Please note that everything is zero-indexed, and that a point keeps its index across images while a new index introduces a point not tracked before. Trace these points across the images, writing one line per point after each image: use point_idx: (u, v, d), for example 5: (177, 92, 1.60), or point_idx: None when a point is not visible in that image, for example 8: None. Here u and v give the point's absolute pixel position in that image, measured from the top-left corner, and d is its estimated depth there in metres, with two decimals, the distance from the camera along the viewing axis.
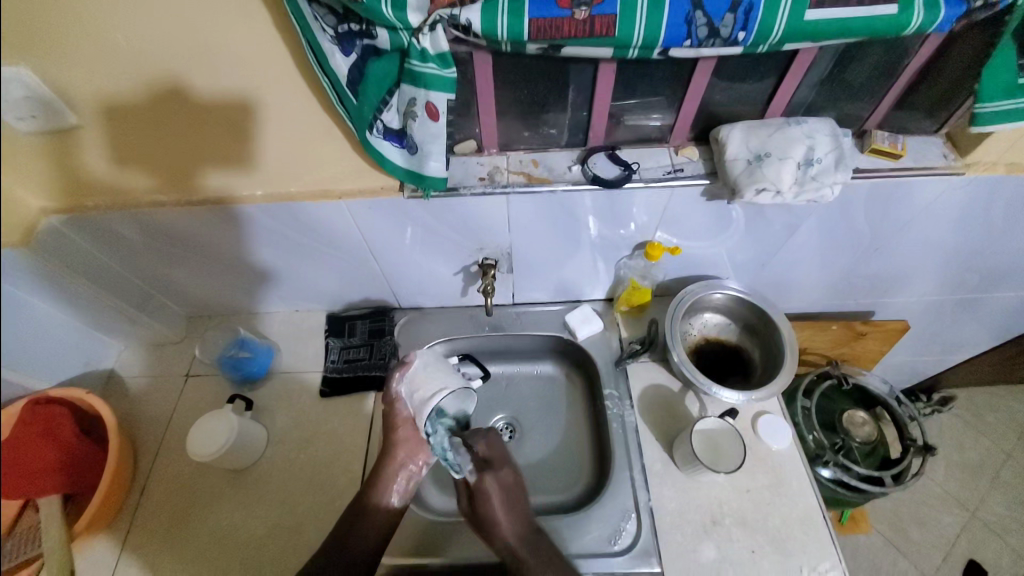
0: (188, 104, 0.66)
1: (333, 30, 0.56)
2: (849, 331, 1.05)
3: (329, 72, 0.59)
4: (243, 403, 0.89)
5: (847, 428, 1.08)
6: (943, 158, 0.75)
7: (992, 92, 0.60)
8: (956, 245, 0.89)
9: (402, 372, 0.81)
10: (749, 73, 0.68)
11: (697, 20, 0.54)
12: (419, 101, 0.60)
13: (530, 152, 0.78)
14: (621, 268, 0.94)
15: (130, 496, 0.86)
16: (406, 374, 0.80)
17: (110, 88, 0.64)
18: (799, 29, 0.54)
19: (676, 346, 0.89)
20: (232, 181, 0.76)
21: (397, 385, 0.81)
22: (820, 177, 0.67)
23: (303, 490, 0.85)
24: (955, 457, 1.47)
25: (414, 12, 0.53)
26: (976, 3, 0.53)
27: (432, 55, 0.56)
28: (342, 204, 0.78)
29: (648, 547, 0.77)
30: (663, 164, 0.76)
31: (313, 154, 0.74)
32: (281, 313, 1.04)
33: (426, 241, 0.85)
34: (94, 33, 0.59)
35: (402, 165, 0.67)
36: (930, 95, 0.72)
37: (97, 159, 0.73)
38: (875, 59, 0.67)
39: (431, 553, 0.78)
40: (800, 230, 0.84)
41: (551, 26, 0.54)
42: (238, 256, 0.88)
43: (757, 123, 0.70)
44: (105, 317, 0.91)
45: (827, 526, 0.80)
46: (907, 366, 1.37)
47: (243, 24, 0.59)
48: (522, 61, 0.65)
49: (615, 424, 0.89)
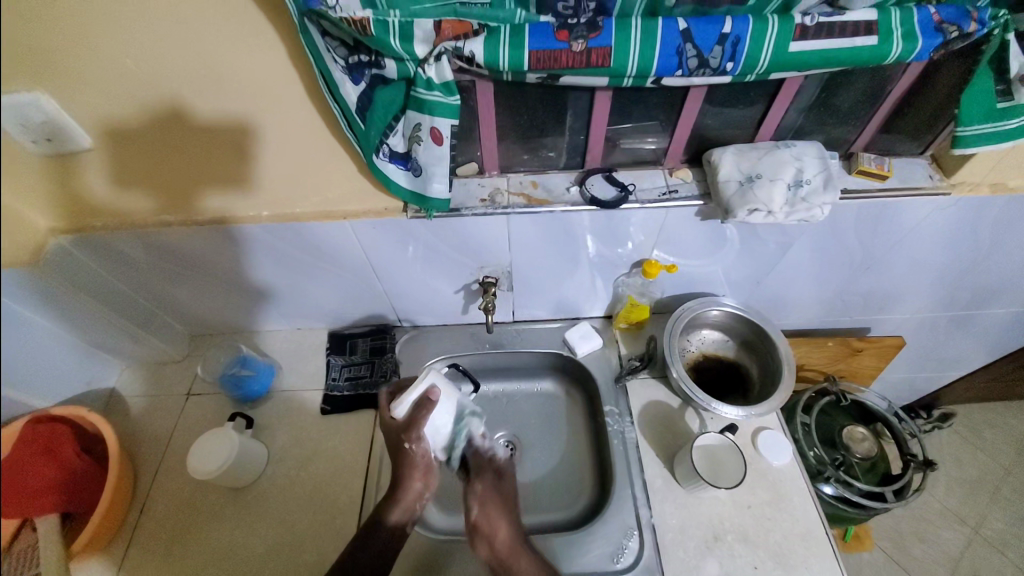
0: (198, 130, 0.69)
1: (344, 61, 0.59)
2: (846, 348, 1.07)
3: (339, 99, 0.61)
4: (244, 421, 0.90)
5: (847, 444, 1.07)
6: (928, 179, 0.77)
7: (970, 117, 0.63)
8: (947, 262, 0.91)
9: (426, 411, 0.74)
10: (739, 99, 0.71)
11: (688, 51, 0.57)
12: (424, 126, 0.62)
13: (529, 173, 0.80)
14: (618, 285, 0.96)
15: (129, 514, 0.86)
16: (430, 414, 0.74)
17: (124, 115, 0.66)
18: (783, 60, 0.57)
19: (675, 362, 0.91)
20: (238, 202, 0.79)
21: (421, 427, 0.74)
22: (810, 197, 0.70)
23: (303, 508, 0.85)
24: (954, 473, 1.48)
25: (420, 43, 0.56)
26: (951, 34, 0.56)
27: (437, 83, 0.59)
28: (346, 224, 0.80)
29: (651, 564, 0.78)
30: (658, 185, 0.78)
31: (319, 176, 0.76)
32: (283, 330, 1.06)
33: (429, 259, 0.87)
34: (110, 63, 0.61)
35: (406, 186, 0.70)
36: (914, 119, 0.75)
37: (105, 182, 0.75)
38: (862, 85, 0.69)
39: (431, 572, 0.78)
40: (794, 248, 0.86)
41: (550, 57, 0.57)
42: (242, 275, 0.90)
43: (748, 146, 0.73)
44: (107, 336, 0.92)
45: (829, 542, 0.80)
46: (903, 382, 1.38)
47: (254, 54, 0.62)
48: (522, 90, 0.68)
49: (615, 440, 0.90)
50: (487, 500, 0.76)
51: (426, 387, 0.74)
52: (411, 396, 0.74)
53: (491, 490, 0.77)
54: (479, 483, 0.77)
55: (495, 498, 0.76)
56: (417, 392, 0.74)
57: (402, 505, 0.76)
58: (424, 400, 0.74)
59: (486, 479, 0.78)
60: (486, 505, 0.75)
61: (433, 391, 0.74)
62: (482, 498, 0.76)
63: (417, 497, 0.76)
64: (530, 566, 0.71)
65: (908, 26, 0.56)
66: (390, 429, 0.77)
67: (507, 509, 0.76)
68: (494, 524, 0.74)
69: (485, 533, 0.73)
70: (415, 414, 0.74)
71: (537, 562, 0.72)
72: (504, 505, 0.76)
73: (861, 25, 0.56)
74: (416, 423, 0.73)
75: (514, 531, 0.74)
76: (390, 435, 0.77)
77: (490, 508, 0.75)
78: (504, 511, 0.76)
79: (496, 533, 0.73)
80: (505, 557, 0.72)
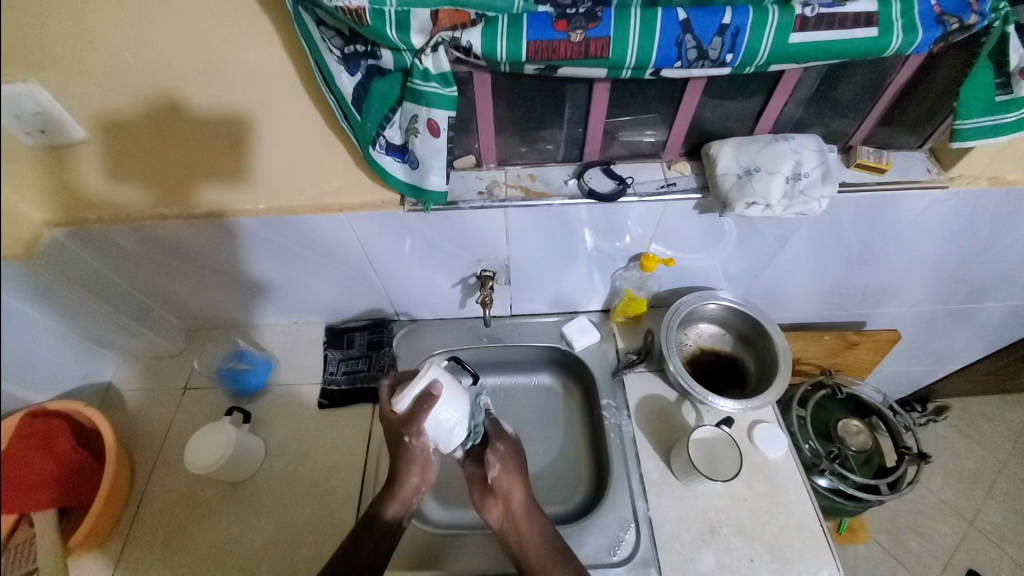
0: (193, 122, 0.68)
1: (340, 51, 0.58)
2: (842, 342, 1.07)
3: (334, 90, 0.60)
4: (241, 415, 0.89)
5: (842, 436, 1.09)
6: (926, 172, 0.77)
7: (970, 109, 0.63)
8: (944, 255, 0.91)
9: (427, 407, 0.73)
10: (738, 92, 0.70)
11: (687, 43, 0.56)
12: (421, 118, 0.62)
13: (527, 166, 0.80)
14: (617, 279, 0.96)
15: (127, 508, 0.86)
16: (432, 409, 0.73)
17: (118, 106, 0.66)
18: (783, 52, 0.57)
19: (673, 356, 0.91)
20: (234, 196, 0.78)
21: (422, 422, 0.73)
22: (808, 191, 0.70)
23: (301, 501, 0.85)
24: (950, 467, 1.48)
25: (416, 34, 0.55)
26: (952, 26, 0.56)
27: (434, 74, 0.59)
28: (343, 217, 0.80)
29: (647, 557, 0.78)
30: (656, 178, 0.78)
31: (316, 169, 0.75)
32: (280, 324, 1.05)
33: (426, 253, 0.87)
34: (103, 54, 0.60)
35: (403, 179, 0.69)
36: (913, 112, 0.74)
37: (99, 175, 0.74)
38: (862, 77, 0.69)
39: (429, 565, 0.78)
40: (792, 242, 0.86)
41: (547, 48, 0.57)
42: (239, 269, 0.90)
43: (747, 139, 0.73)
44: (103, 330, 0.91)
45: (824, 535, 0.81)
46: (900, 375, 1.39)
47: (249, 45, 0.61)
48: (520, 81, 0.68)
49: (612, 433, 0.90)
50: (507, 464, 0.79)
51: (429, 380, 0.72)
52: (414, 390, 0.72)
53: (511, 453, 0.81)
54: (502, 443, 0.81)
55: (514, 461, 0.80)
56: (417, 388, 0.72)
57: (399, 500, 0.76)
58: (425, 396, 0.72)
59: (506, 440, 0.82)
60: (506, 466, 0.79)
61: (436, 385, 0.73)
62: (503, 457, 0.79)
63: (414, 491, 0.77)
64: (542, 528, 0.75)
65: (908, 18, 0.56)
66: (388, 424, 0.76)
67: (524, 477, 0.79)
68: (512, 487, 0.77)
69: (504, 492, 0.77)
70: (415, 409, 0.73)
71: (547, 529, 0.75)
72: (520, 469, 0.80)
73: (862, 16, 0.56)
74: (415, 418, 0.73)
75: (530, 496, 0.78)
76: (389, 430, 0.77)
77: (510, 469, 0.79)
78: (520, 476, 0.79)
79: (513, 495, 0.77)
80: (519, 521, 0.75)
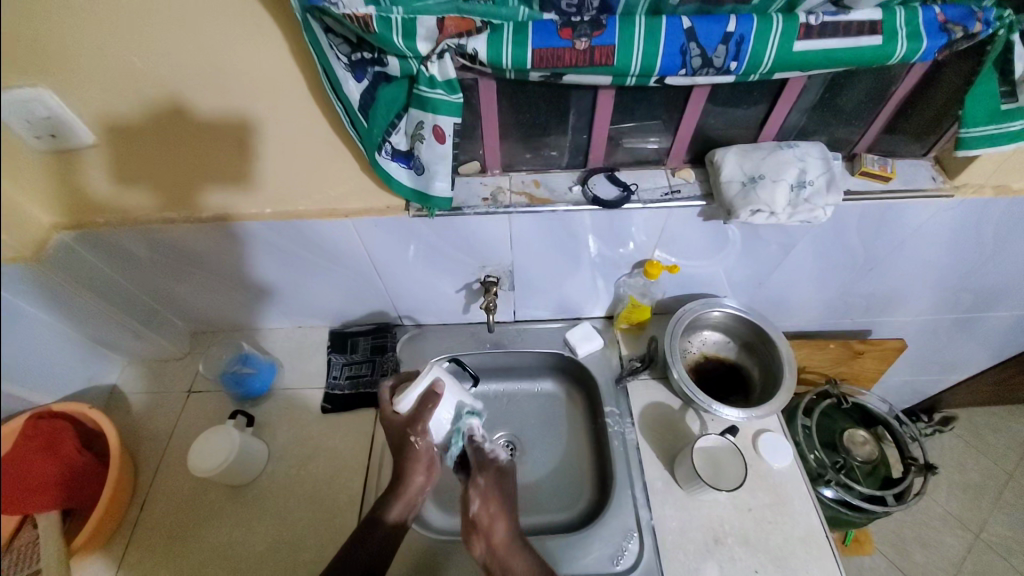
0: (201, 127, 0.69)
1: (347, 58, 0.59)
2: (848, 350, 1.06)
3: (342, 97, 0.61)
4: (244, 419, 0.90)
5: (848, 447, 1.08)
6: (931, 181, 0.77)
7: (975, 117, 0.63)
8: (950, 264, 0.90)
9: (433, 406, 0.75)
10: (742, 100, 0.71)
11: (691, 51, 0.56)
12: (426, 125, 0.62)
13: (532, 172, 0.80)
14: (620, 286, 0.96)
15: (129, 511, 0.86)
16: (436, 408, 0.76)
17: (128, 110, 0.66)
18: (788, 59, 0.57)
19: (676, 363, 0.90)
20: (240, 200, 0.79)
21: (426, 421, 0.75)
22: (813, 199, 0.69)
23: (303, 505, 0.85)
24: (956, 477, 1.47)
25: (423, 41, 0.56)
26: (957, 34, 0.56)
27: (440, 81, 0.59)
28: (348, 222, 0.80)
29: (651, 566, 0.78)
30: (660, 185, 0.78)
31: (321, 173, 0.76)
32: (284, 328, 1.06)
33: (430, 259, 0.87)
34: (114, 60, 0.61)
35: (408, 184, 0.69)
36: (917, 120, 0.74)
37: (107, 178, 0.75)
38: (866, 84, 0.69)
39: (430, 572, 0.78)
40: (796, 250, 0.86)
41: (553, 55, 0.57)
42: (244, 272, 0.90)
43: (750, 147, 0.73)
44: (108, 332, 0.92)
45: (829, 545, 0.80)
46: (905, 385, 1.37)
47: (258, 51, 0.62)
48: (525, 88, 0.68)
49: (616, 440, 0.90)
50: (489, 499, 0.74)
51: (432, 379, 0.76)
52: (416, 390, 0.76)
53: (493, 485, 0.75)
54: (482, 476, 0.76)
55: (497, 493, 0.75)
56: (420, 387, 0.76)
57: (403, 500, 0.75)
58: (427, 396, 0.76)
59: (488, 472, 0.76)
60: (487, 501, 0.74)
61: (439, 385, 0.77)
62: (483, 492, 0.74)
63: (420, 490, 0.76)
64: (528, 562, 0.70)
65: (912, 26, 0.56)
66: (392, 424, 0.77)
67: (508, 508, 0.74)
68: (494, 521, 0.72)
69: (485, 527, 0.72)
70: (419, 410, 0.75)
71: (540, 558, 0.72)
72: (504, 504, 0.74)
73: (866, 25, 0.56)
74: (421, 417, 0.75)
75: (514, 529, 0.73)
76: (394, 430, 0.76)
77: (492, 504, 0.74)
78: (504, 508, 0.74)
79: (494, 530, 0.71)
80: (502, 556, 0.70)
